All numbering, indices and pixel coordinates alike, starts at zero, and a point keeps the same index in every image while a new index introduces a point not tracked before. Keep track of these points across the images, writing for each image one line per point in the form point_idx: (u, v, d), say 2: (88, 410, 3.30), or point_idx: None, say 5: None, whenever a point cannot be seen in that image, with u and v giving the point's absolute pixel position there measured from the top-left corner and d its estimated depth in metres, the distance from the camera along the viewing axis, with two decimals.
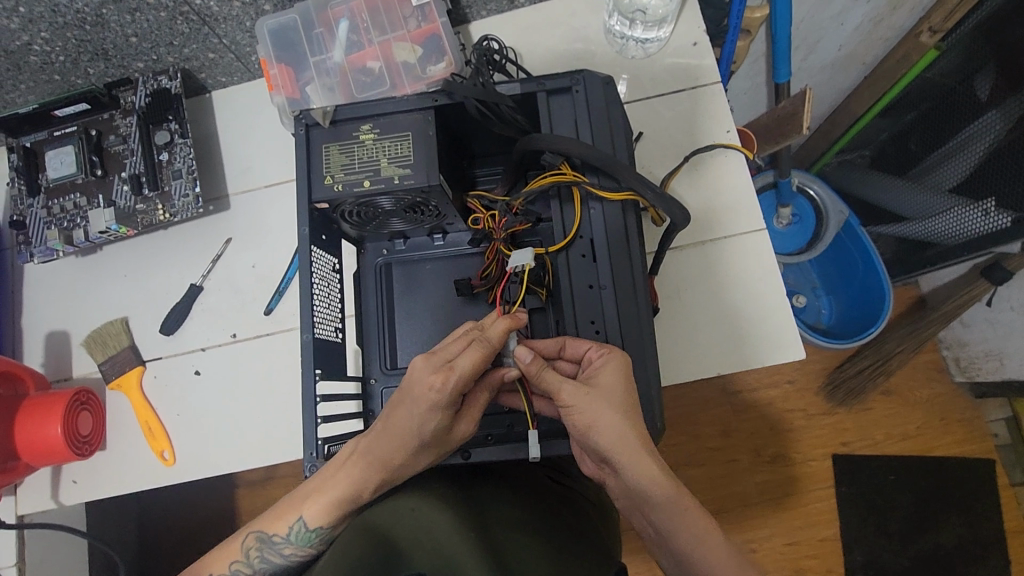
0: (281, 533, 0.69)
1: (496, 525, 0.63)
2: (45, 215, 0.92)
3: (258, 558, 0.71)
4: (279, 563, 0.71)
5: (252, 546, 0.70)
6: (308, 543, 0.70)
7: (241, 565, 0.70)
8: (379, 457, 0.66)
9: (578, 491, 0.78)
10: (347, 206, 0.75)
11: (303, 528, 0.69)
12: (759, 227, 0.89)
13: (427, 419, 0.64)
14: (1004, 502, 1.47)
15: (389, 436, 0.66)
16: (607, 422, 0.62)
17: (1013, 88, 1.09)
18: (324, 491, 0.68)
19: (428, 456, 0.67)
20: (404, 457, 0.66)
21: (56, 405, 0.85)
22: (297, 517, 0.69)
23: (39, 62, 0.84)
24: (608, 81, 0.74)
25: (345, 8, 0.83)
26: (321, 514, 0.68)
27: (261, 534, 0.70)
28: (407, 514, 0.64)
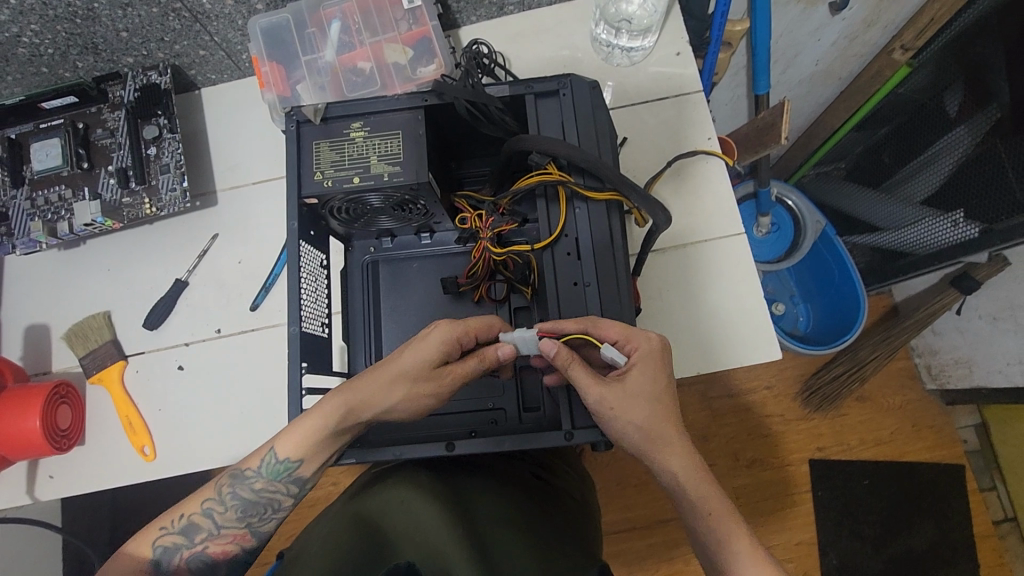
0: (253, 466, 0.69)
1: (485, 521, 0.64)
2: (29, 207, 0.92)
3: (230, 495, 0.69)
4: (250, 500, 0.70)
5: (225, 482, 0.69)
6: (278, 477, 0.70)
7: (214, 502, 0.68)
8: (361, 388, 0.68)
9: (563, 487, 0.80)
10: (336, 202, 0.76)
11: (273, 459, 0.69)
12: (738, 232, 0.91)
13: (419, 352, 0.67)
14: (973, 507, 1.51)
15: (378, 372, 0.68)
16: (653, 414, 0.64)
17: (980, 105, 1.14)
18: (302, 426, 0.68)
19: (406, 394, 0.68)
20: (381, 391, 0.67)
21: (34, 398, 0.83)
22: (269, 449, 0.69)
23: (27, 54, 0.83)
24: (594, 86, 0.75)
25: (338, 9, 0.85)
26: (293, 447, 0.68)
27: (235, 470, 0.70)
28: (398, 507, 0.65)
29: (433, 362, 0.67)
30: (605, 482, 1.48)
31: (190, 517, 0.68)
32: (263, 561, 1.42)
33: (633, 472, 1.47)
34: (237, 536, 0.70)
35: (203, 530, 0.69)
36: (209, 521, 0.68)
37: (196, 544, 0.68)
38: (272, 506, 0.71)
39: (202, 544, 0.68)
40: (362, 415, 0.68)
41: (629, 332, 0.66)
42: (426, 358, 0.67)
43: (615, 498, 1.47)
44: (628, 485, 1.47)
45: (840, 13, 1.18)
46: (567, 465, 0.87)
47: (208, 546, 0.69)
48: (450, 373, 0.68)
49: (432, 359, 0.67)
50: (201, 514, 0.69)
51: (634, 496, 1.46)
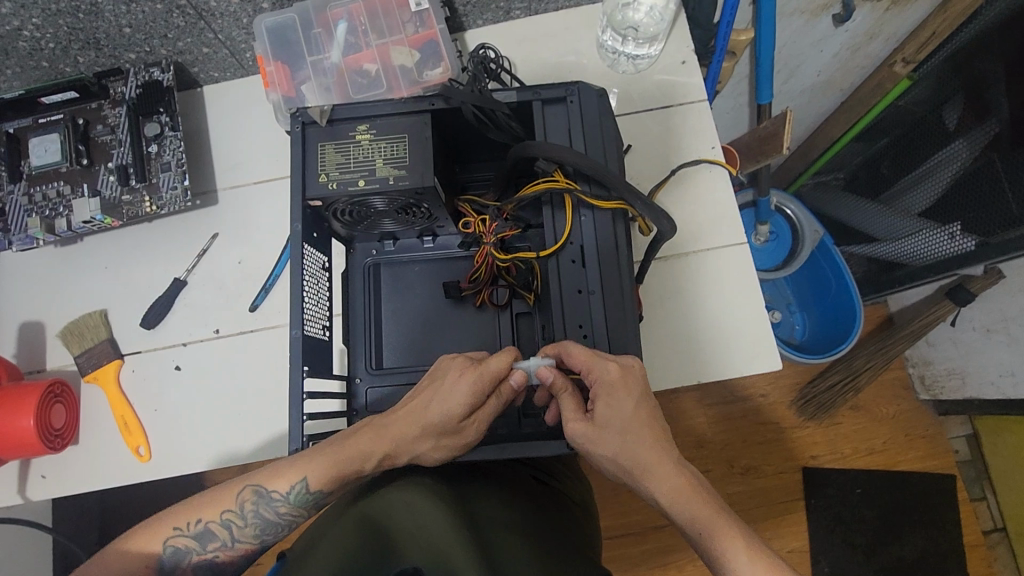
0: (280, 490, 0.69)
1: (489, 526, 0.63)
2: (26, 203, 0.91)
3: (251, 512, 0.70)
4: (270, 521, 0.71)
5: (248, 498, 0.70)
6: (303, 504, 0.70)
7: (235, 516, 0.70)
8: (398, 430, 0.68)
9: (562, 490, 0.80)
10: (340, 204, 0.75)
11: (302, 489, 0.69)
12: (740, 241, 0.92)
13: (450, 403, 0.66)
14: (964, 517, 1.52)
15: (411, 415, 0.68)
16: (625, 433, 0.65)
17: (979, 120, 1.15)
18: (334, 458, 0.69)
19: (433, 440, 0.68)
20: (415, 436, 0.68)
21: (28, 397, 0.82)
22: (299, 479, 0.69)
23: (27, 48, 0.82)
24: (602, 94, 0.75)
25: (345, 10, 0.85)
26: (322, 477, 0.69)
27: (260, 488, 0.70)
28: (402, 508, 0.64)
29: (457, 411, 0.66)
30: (600, 488, 1.47)
31: (206, 524, 0.70)
32: (257, 562, 1.42)
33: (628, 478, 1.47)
34: (246, 550, 0.72)
35: (217, 539, 0.70)
36: (225, 532, 0.70)
37: (206, 551, 0.70)
38: (287, 528, 0.72)
39: (212, 552, 0.70)
40: (399, 457, 0.69)
41: (593, 363, 0.65)
42: (449, 408, 0.66)
43: (614, 503, 1.47)
44: (623, 490, 1.47)
45: (843, 24, 1.19)
46: (567, 471, 0.87)
47: (217, 554, 0.71)
48: (475, 420, 0.68)
49: (457, 410, 0.66)
50: (219, 524, 0.70)
51: (629, 502, 1.46)
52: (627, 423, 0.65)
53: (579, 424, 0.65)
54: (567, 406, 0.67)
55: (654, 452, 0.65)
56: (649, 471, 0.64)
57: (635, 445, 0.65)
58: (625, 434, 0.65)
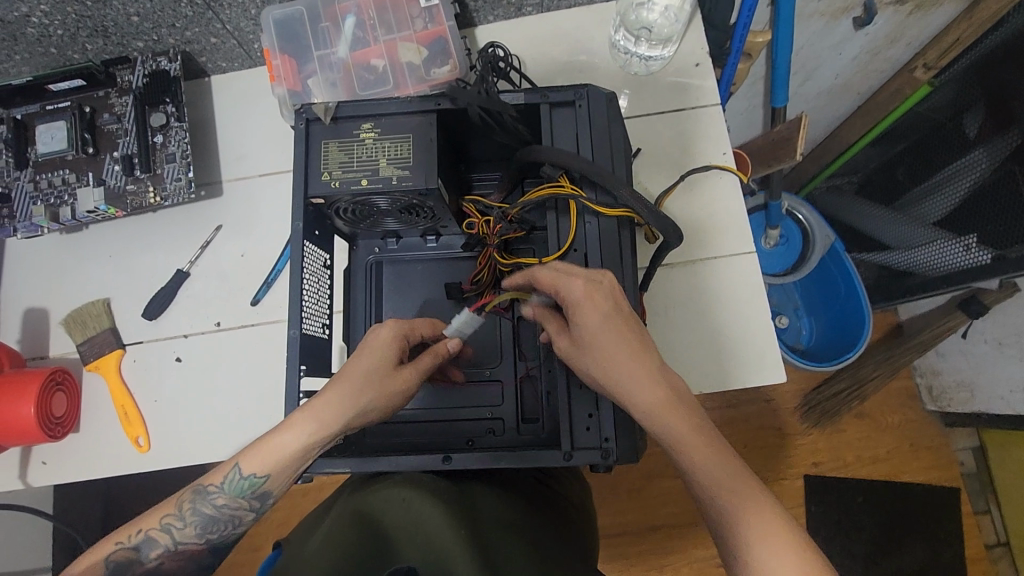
0: (215, 482, 0.63)
1: (486, 523, 0.64)
2: (32, 190, 0.90)
3: (191, 511, 0.63)
4: (211, 517, 0.63)
5: (186, 497, 0.63)
6: (242, 494, 0.63)
7: (172, 519, 0.62)
8: (327, 401, 0.62)
9: (561, 492, 0.81)
10: (342, 203, 0.75)
11: (237, 476, 0.62)
12: (749, 250, 0.90)
13: (380, 352, 0.67)
14: (966, 529, 1.51)
15: (341, 381, 0.64)
16: (611, 349, 0.62)
17: (1001, 128, 1.12)
18: (271, 442, 0.62)
19: (373, 395, 0.64)
20: (353, 399, 0.63)
21: (30, 384, 0.83)
22: (232, 465, 0.63)
23: (35, 34, 0.82)
24: (611, 98, 0.74)
25: (353, 4, 0.83)
26: (262, 463, 0.62)
27: (198, 486, 0.64)
28: (399, 506, 0.64)
29: (388, 359, 0.67)
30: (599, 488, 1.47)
31: (146, 535, 0.62)
32: (254, 548, 1.44)
33: (627, 478, 1.47)
34: (197, 553, 0.64)
35: (159, 546, 0.62)
36: (166, 537, 0.62)
37: (149, 561, 0.62)
38: (233, 524, 0.64)
39: (156, 562, 0.62)
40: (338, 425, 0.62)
41: (558, 281, 0.64)
42: (379, 356, 0.66)
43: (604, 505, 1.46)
44: (621, 491, 1.47)
45: (864, 27, 1.16)
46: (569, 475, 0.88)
47: (162, 562, 0.62)
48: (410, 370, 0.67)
49: (389, 358, 0.67)
50: (159, 530, 0.62)
51: (626, 502, 1.46)
52: (611, 344, 0.62)
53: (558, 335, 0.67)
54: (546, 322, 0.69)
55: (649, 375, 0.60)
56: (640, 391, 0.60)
57: (625, 359, 0.61)
58: (610, 349, 0.62)
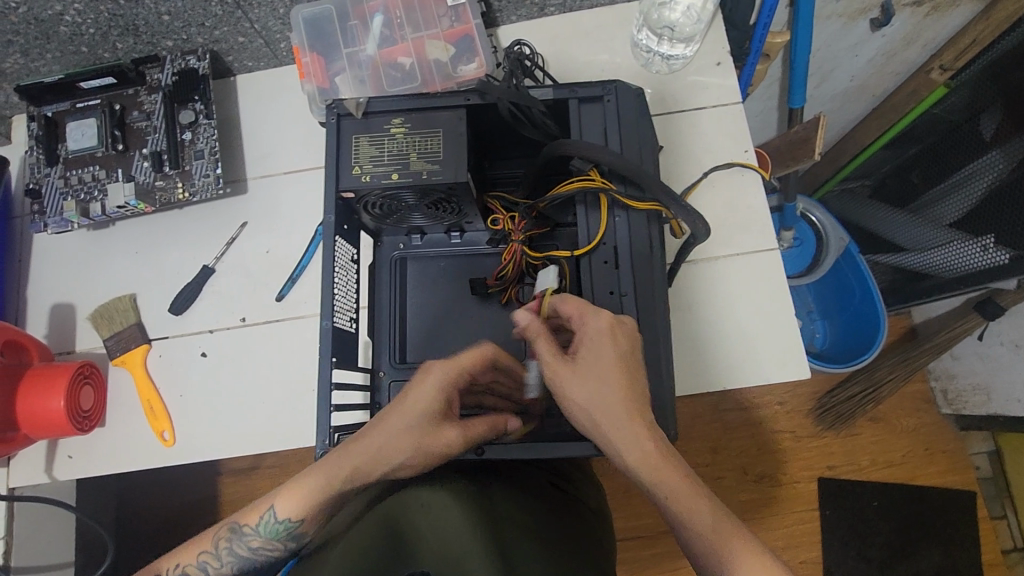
0: (250, 523, 0.68)
1: (509, 528, 0.64)
2: (62, 186, 0.91)
3: (226, 549, 0.69)
4: (246, 555, 0.70)
5: (223, 536, 0.69)
6: (276, 536, 0.68)
7: (208, 558, 0.69)
8: (362, 446, 0.66)
9: (581, 498, 0.81)
10: (371, 197, 0.75)
11: (271, 519, 0.67)
12: (771, 247, 0.90)
13: (424, 400, 0.66)
14: (983, 534, 1.50)
15: (383, 425, 0.66)
16: (602, 395, 0.62)
17: (1017, 129, 1.13)
18: (304, 483, 0.67)
19: (410, 446, 0.65)
20: (388, 444, 0.65)
21: (59, 377, 0.83)
22: (267, 507, 0.67)
23: (69, 33, 0.84)
24: (640, 94, 0.75)
25: (381, 3, 0.85)
26: (297, 505, 0.67)
27: (234, 525, 0.69)
28: (424, 516, 0.64)
29: (433, 409, 0.66)
30: (613, 490, 1.46)
31: (186, 571, 0.69)
32: None
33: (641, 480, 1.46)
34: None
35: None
36: (201, 574, 0.69)
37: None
38: (265, 561, 0.70)
39: None
40: (371, 470, 0.65)
41: (584, 311, 0.65)
42: (421, 405, 0.66)
43: (618, 508, 1.46)
44: (635, 493, 1.46)
45: (880, 29, 1.17)
46: (586, 479, 0.89)
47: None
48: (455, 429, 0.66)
49: (430, 409, 0.66)
50: (195, 567, 0.69)
51: (640, 504, 1.46)
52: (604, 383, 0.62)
53: (554, 363, 0.64)
54: (541, 349, 0.65)
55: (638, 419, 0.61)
56: (626, 437, 0.60)
57: (614, 408, 0.61)
58: (601, 396, 0.62)
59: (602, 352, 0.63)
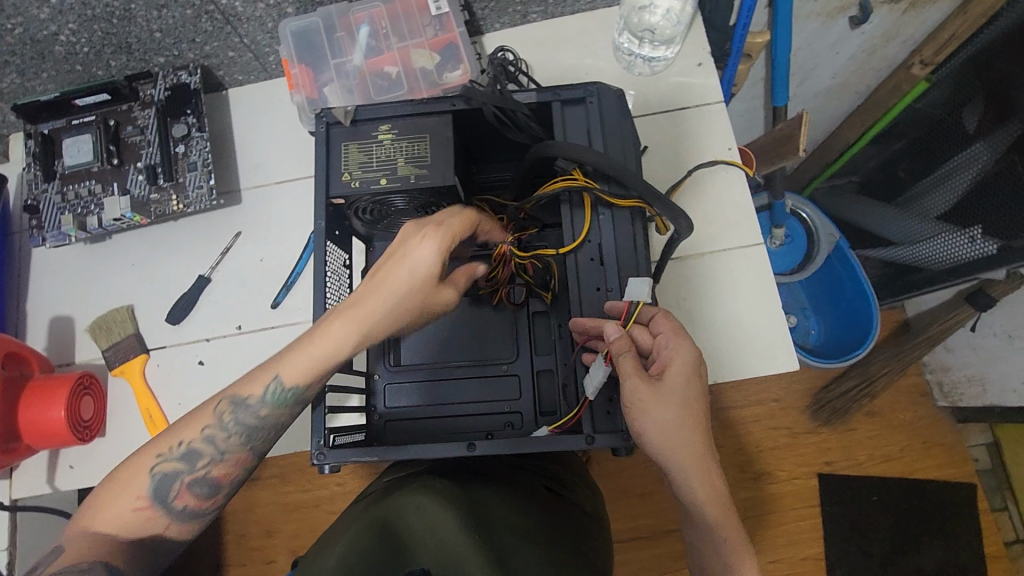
0: (255, 394, 0.66)
1: (497, 525, 0.66)
2: (59, 201, 0.93)
3: (231, 421, 0.66)
4: (253, 426, 0.67)
5: (225, 408, 0.66)
6: (284, 404, 0.66)
7: (215, 430, 0.66)
8: (368, 308, 0.62)
9: (572, 500, 0.83)
10: (362, 203, 0.77)
11: (278, 388, 0.65)
12: (756, 242, 0.92)
13: (422, 266, 0.62)
14: (984, 527, 1.50)
15: (383, 287, 0.63)
16: (679, 432, 0.64)
17: (1000, 121, 1.14)
18: (310, 350, 0.64)
19: (410, 308, 0.63)
20: (394, 309, 0.63)
21: (59, 388, 0.85)
22: (273, 377, 0.65)
23: (63, 52, 0.86)
24: (621, 95, 0.76)
25: (367, 14, 0.87)
26: (303, 376, 0.65)
27: (235, 398, 0.66)
28: (414, 511, 0.65)
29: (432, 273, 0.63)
30: (612, 493, 1.47)
31: (191, 445, 0.66)
32: (268, 560, 1.44)
33: (640, 480, 1.47)
34: (243, 460, 0.67)
35: (206, 455, 0.66)
36: (211, 447, 0.66)
37: (198, 469, 0.66)
38: (274, 431, 0.68)
39: (204, 469, 0.66)
40: (377, 330, 0.64)
41: (675, 338, 0.66)
42: (425, 271, 0.62)
43: (616, 509, 1.46)
44: (635, 493, 1.47)
45: (859, 27, 1.19)
46: (577, 482, 0.90)
47: (210, 471, 0.66)
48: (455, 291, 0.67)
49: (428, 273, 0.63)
50: (201, 441, 0.66)
51: (640, 504, 1.46)
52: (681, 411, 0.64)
53: (638, 381, 0.64)
54: (625, 365, 0.65)
55: (703, 459, 0.66)
56: (692, 474, 0.65)
57: (684, 431, 0.64)
58: (677, 435, 0.64)
59: (683, 382, 0.65)
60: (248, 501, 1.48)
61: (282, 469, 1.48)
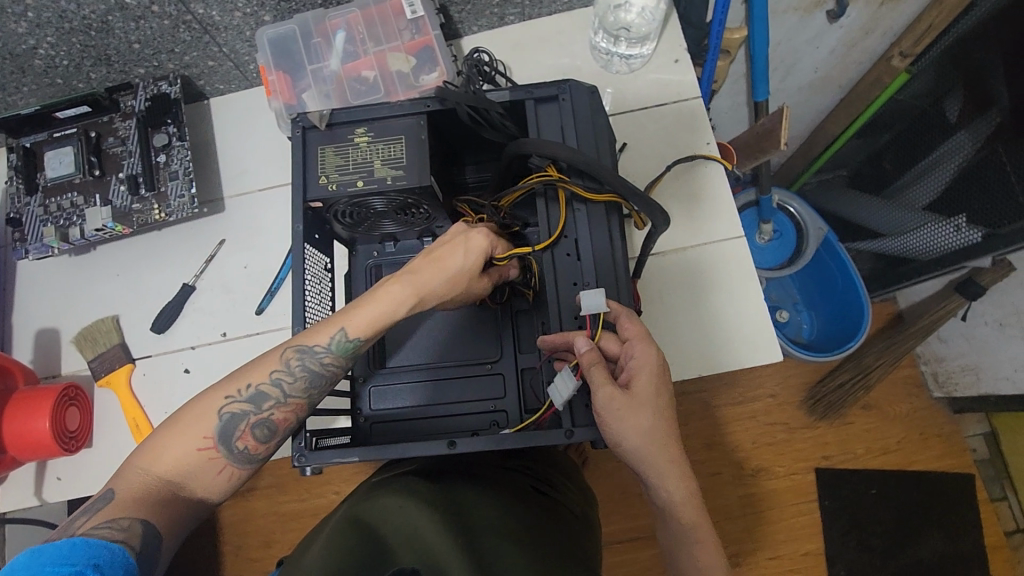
0: (323, 342, 0.65)
1: (481, 527, 0.65)
2: (42, 213, 0.94)
3: (297, 365, 0.65)
4: (317, 373, 0.66)
5: (292, 354, 0.65)
6: (347, 354, 0.66)
7: (282, 373, 0.64)
8: (427, 279, 0.66)
9: (560, 500, 0.83)
10: (340, 206, 0.77)
11: (343, 338, 0.65)
12: (738, 234, 0.92)
13: (473, 252, 0.68)
14: (984, 517, 1.49)
15: (442, 262, 0.67)
16: (649, 438, 0.65)
17: (980, 110, 1.15)
18: (375, 305, 0.65)
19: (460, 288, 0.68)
20: (449, 280, 0.67)
21: (44, 399, 0.85)
22: (339, 328, 0.65)
23: (43, 65, 0.87)
24: (593, 91, 0.77)
25: (343, 20, 0.87)
26: (367, 329, 0.65)
27: (303, 344, 0.65)
28: (397, 512, 0.65)
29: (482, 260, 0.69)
30: (608, 493, 1.47)
31: (256, 387, 0.64)
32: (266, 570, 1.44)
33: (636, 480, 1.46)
34: (300, 409, 0.66)
35: (270, 398, 0.64)
36: (277, 390, 0.64)
37: (262, 411, 0.64)
38: (335, 380, 0.67)
39: (268, 411, 0.64)
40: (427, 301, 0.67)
41: (643, 344, 0.67)
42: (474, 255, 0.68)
43: (613, 509, 1.46)
44: (631, 493, 1.46)
45: (837, 20, 1.20)
46: (566, 482, 0.90)
47: (272, 413, 0.65)
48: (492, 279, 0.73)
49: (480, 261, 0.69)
50: (269, 383, 0.64)
51: (637, 504, 1.46)
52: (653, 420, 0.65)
53: (612, 391, 0.64)
54: (597, 374, 0.65)
55: (676, 463, 0.67)
56: (667, 478, 0.67)
57: (655, 437, 0.65)
58: (651, 443, 0.65)
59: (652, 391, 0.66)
60: (245, 511, 1.47)
61: (278, 478, 1.48)
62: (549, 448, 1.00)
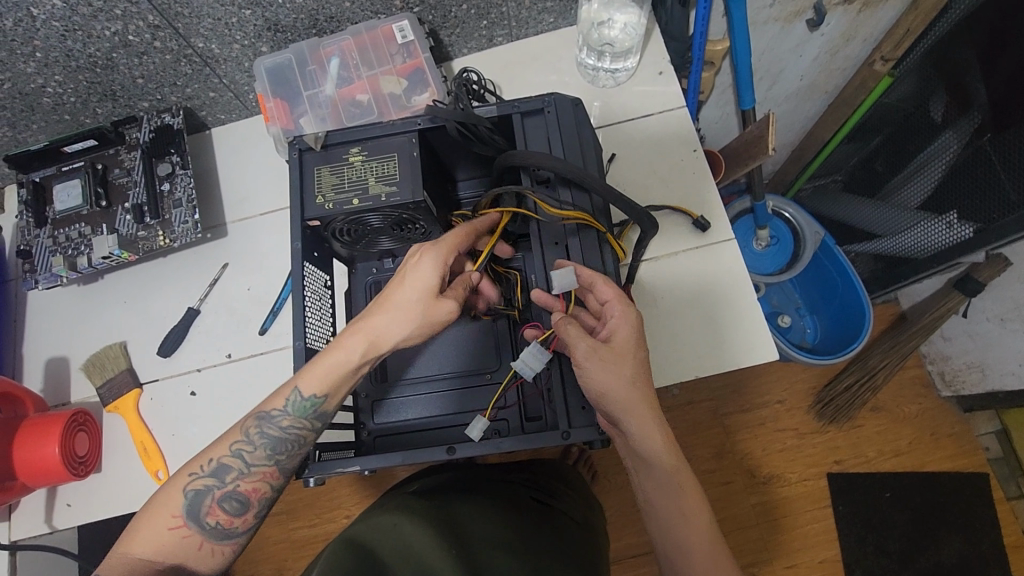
0: (278, 406, 0.68)
1: (477, 540, 0.66)
2: (51, 244, 0.97)
3: (258, 434, 0.68)
4: (278, 438, 0.68)
5: (250, 423, 0.68)
6: (306, 414, 0.68)
7: (243, 443, 0.67)
8: (374, 324, 0.66)
9: (560, 508, 0.84)
10: (337, 224, 0.79)
11: (298, 398, 0.67)
12: (728, 237, 0.94)
13: (421, 282, 0.66)
14: (1002, 517, 1.47)
15: (388, 305, 0.67)
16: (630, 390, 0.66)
17: (962, 110, 1.18)
18: (324, 359, 0.67)
19: (416, 324, 0.67)
20: (399, 322, 0.66)
21: (53, 426, 0.86)
22: (293, 388, 0.68)
23: (51, 103, 0.90)
24: (577, 103, 0.80)
25: (337, 47, 0.91)
26: (318, 383, 0.67)
27: (261, 412, 0.68)
28: (389, 530, 0.64)
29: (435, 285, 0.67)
30: (619, 507, 1.45)
31: (219, 462, 0.67)
32: None
33: None
34: (270, 476, 0.68)
35: (234, 470, 0.67)
36: (238, 461, 0.67)
37: (228, 484, 0.66)
38: (299, 443, 0.69)
39: (233, 483, 0.66)
40: (383, 348, 0.67)
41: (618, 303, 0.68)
42: (427, 284, 0.66)
43: (626, 523, 1.44)
44: None
45: (817, 28, 1.23)
46: (570, 492, 0.91)
47: (238, 486, 0.67)
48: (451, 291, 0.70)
49: (429, 288, 0.67)
50: (231, 456, 0.67)
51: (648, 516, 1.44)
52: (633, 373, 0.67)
53: (587, 344, 0.67)
54: (573, 332, 0.68)
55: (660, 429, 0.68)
56: (652, 440, 0.67)
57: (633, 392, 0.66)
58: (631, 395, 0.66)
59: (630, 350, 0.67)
60: (258, 538, 1.47)
61: (291, 504, 1.47)
62: (553, 459, 1.00)
